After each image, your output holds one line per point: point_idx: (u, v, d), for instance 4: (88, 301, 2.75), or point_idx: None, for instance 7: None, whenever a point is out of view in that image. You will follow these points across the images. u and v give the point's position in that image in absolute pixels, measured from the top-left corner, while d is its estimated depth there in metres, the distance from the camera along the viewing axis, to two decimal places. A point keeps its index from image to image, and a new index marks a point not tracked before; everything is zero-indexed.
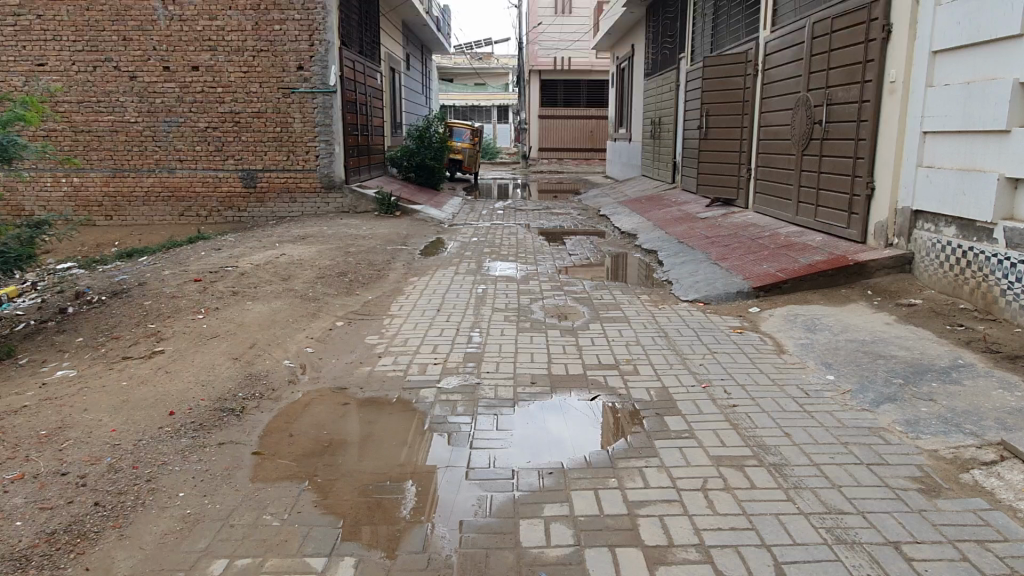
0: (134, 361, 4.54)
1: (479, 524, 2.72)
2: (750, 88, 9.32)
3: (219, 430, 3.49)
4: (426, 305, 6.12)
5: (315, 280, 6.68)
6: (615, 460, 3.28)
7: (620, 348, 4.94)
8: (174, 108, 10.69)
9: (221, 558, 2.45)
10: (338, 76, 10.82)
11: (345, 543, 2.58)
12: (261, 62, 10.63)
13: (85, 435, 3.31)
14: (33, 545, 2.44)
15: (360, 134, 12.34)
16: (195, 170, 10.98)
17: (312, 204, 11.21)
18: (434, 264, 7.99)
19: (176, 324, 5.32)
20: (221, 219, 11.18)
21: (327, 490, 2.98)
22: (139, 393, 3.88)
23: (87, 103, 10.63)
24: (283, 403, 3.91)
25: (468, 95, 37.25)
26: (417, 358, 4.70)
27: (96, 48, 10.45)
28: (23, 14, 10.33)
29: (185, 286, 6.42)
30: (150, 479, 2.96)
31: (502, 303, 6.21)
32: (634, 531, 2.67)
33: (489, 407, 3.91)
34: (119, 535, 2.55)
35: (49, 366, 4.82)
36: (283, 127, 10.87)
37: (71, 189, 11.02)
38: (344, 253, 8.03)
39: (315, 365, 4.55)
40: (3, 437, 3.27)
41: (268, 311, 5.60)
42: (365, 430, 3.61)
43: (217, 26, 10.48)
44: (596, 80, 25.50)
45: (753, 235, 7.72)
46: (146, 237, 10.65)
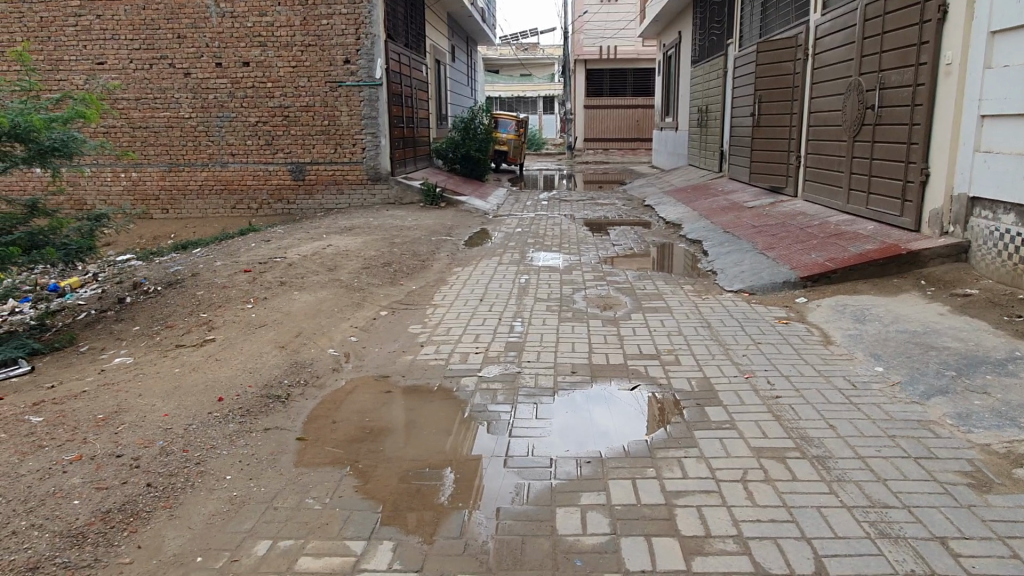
0: (187, 349, 4.70)
1: (516, 512, 2.75)
2: (799, 73, 9.10)
3: (266, 415, 3.59)
4: (469, 295, 6.16)
5: (360, 270, 6.79)
6: (654, 449, 3.26)
7: (662, 338, 4.90)
8: (226, 103, 10.95)
9: (265, 539, 2.53)
10: (384, 69, 10.93)
11: (385, 527, 2.63)
12: (309, 56, 10.81)
13: (139, 419, 3.44)
14: (89, 523, 2.55)
15: (406, 126, 12.46)
16: (246, 164, 11.24)
17: (359, 196, 11.38)
18: (477, 255, 8.04)
19: (226, 313, 5.48)
20: (271, 212, 11.43)
21: (368, 476, 3.04)
22: (190, 379, 4.01)
23: (144, 100, 10.97)
24: (327, 390, 4.00)
25: (514, 86, 37.21)
26: (459, 347, 4.74)
27: (152, 46, 10.76)
28: (83, 15, 10.67)
29: (235, 276, 6.60)
30: (199, 462, 3.06)
31: (544, 293, 6.22)
32: (671, 521, 2.65)
33: (530, 396, 3.93)
34: (169, 515, 2.66)
35: (108, 353, 5.02)
36: (330, 121, 11.05)
37: (129, 184, 11.40)
38: (389, 244, 8.13)
39: (359, 354, 4.64)
40: (64, 420, 3.43)
41: (314, 300, 5.72)
42: (407, 417, 3.66)
43: (266, 22, 10.69)
44: (642, 69, 25.22)
45: (802, 224, 7.55)
46: (200, 230, 10.97)
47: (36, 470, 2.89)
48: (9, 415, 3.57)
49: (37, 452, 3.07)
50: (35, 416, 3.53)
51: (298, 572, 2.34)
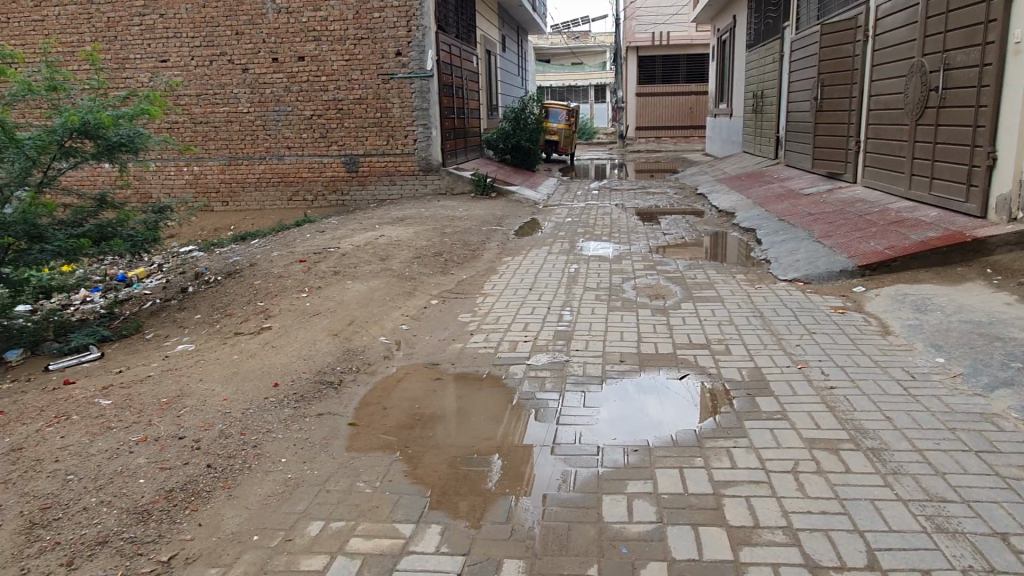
0: (245, 337, 4.86)
1: (563, 498, 2.77)
2: (859, 55, 8.82)
3: (319, 401, 3.70)
4: (519, 284, 6.19)
5: (412, 260, 6.88)
6: (703, 439, 3.24)
7: (712, 328, 4.84)
8: (282, 97, 11.21)
9: (318, 520, 2.61)
10: (435, 60, 11.01)
11: (433, 511, 2.68)
12: (362, 49, 10.95)
13: (200, 403, 3.58)
14: (153, 501, 2.67)
15: (457, 117, 12.54)
16: (302, 157, 11.48)
17: (411, 186, 11.51)
18: (528, 245, 8.06)
19: (282, 302, 5.63)
20: (326, 203, 11.65)
21: (417, 461, 3.10)
22: (247, 365, 4.15)
23: (205, 96, 11.30)
24: (378, 377, 4.09)
25: (565, 75, 36.99)
26: (508, 335, 4.78)
27: (212, 43, 11.07)
28: (148, 15, 11.03)
29: (291, 266, 6.77)
30: (255, 445, 3.17)
31: (594, 282, 6.20)
32: (718, 510, 2.63)
33: (578, 384, 3.94)
34: (228, 495, 2.76)
35: (171, 340, 5.22)
36: (383, 113, 11.19)
37: (191, 177, 11.78)
38: (440, 234, 8.21)
39: (410, 342, 4.71)
40: (130, 403, 3.59)
41: (366, 289, 5.83)
42: (457, 404, 3.72)
43: (320, 17, 10.88)
44: (696, 55, 24.78)
45: (860, 211, 7.34)
46: (259, 222, 11.27)
47: (105, 450, 3.04)
48: (80, 398, 3.76)
49: (106, 433, 3.23)
50: (104, 399, 3.71)
51: (350, 552, 2.41)
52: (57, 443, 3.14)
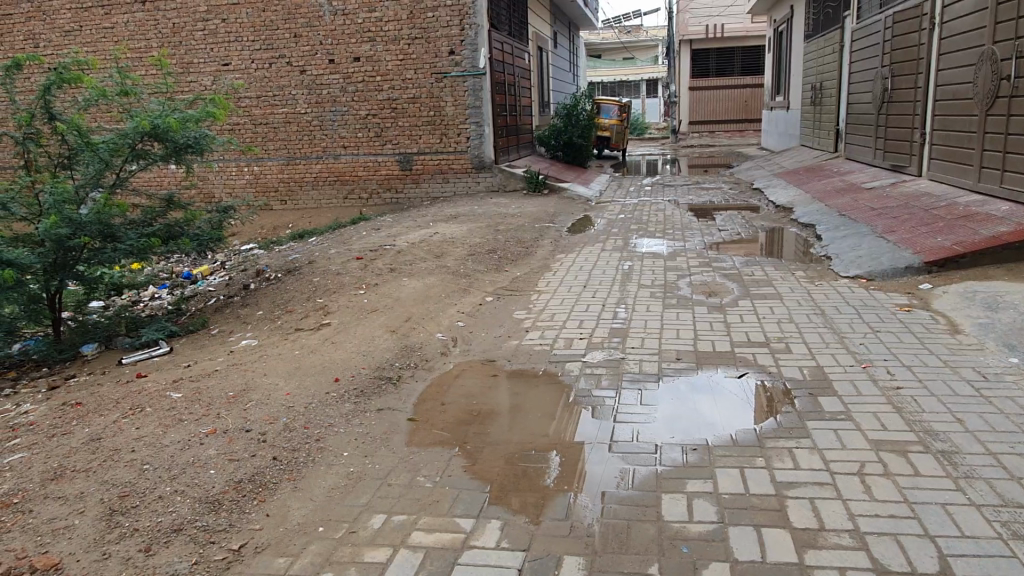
0: (305, 333, 4.98)
1: (622, 496, 2.76)
2: (925, 44, 8.52)
3: (378, 396, 3.77)
4: (573, 281, 6.18)
5: (466, 257, 6.93)
6: (764, 439, 3.19)
7: (771, 325, 4.75)
8: (339, 98, 11.42)
9: (380, 514, 2.66)
10: (487, 58, 11.06)
11: (493, 507, 2.71)
12: (416, 49, 11.07)
13: (265, 397, 3.69)
14: (223, 491, 2.77)
15: (509, 114, 12.58)
16: (357, 156, 11.68)
17: (464, 184, 11.60)
18: (581, 242, 8.03)
19: (341, 298, 5.75)
20: (381, 201, 11.83)
21: (476, 457, 3.14)
22: (309, 360, 4.25)
23: (265, 98, 11.59)
24: (435, 373, 4.15)
25: (616, 70, 36.63)
26: (563, 332, 4.78)
27: (271, 46, 11.34)
28: (210, 19, 11.34)
29: (349, 263, 6.90)
30: (318, 438, 3.25)
31: (649, 279, 6.14)
32: (782, 511, 2.59)
33: (634, 382, 3.92)
34: (293, 487, 2.84)
35: (235, 336, 5.39)
36: (436, 111, 11.31)
37: (252, 177, 12.10)
38: (493, 232, 8.25)
39: (465, 339, 4.75)
40: (199, 396, 3.72)
41: (422, 286, 5.90)
42: (513, 401, 3.75)
43: (376, 18, 11.03)
44: (751, 47, 24.29)
45: (926, 206, 7.10)
46: (316, 220, 11.52)
47: (177, 441, 3.16)
48: (153, 391, 3.92)
49: (177, 425, 3.36)
50: (175, 392, 3.85)
51: (412, 545, 2.45)
52: (133, 434, 3.28)
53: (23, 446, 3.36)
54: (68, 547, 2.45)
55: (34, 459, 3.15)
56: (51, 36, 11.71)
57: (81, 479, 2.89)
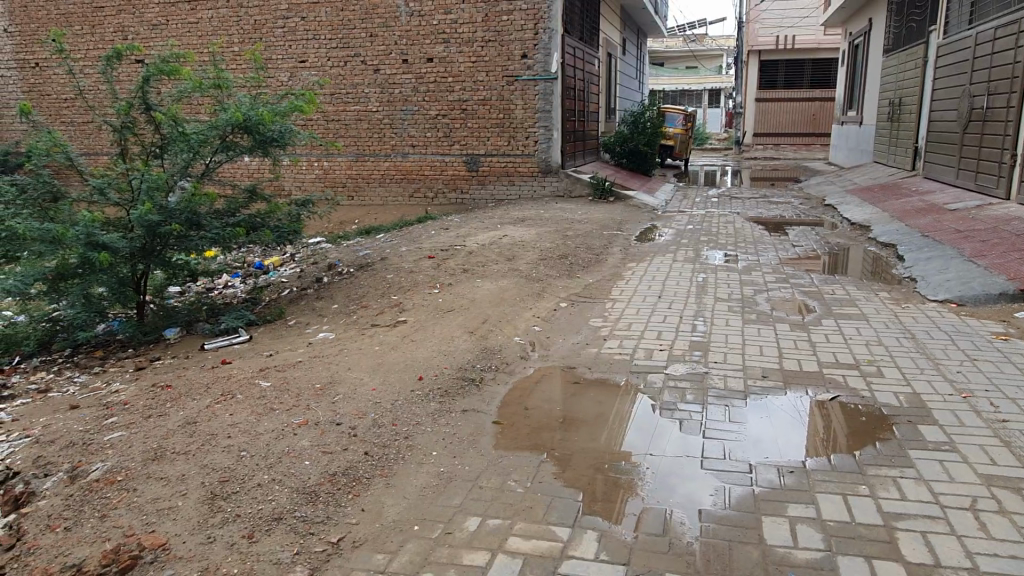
0: (383, 329, 5.02)
1: (720, 515, 2.68)
2: (1020, 62, 8.18)
3: (462, 397, 3.77)
4: (647, 290, 6.11)
5: (537, 261, 6.91)
6: (865, 466, 3.06)
7: (860, 347, 4.59)
8: (410, 97, 11.54)
9: (474, 516, 2.64)
10: (559, 62, 11.04)
11: (587, 516, 2.67)
12: (489, 51, 11.11)
13: (351, 391, 3.72)
14: (320, 483, 2.79)
15: (577, 120, 12.54)
16: (425, 155, 11.76)
17: (530, 187, 11.59)
18: (651, 251, 7.94)
19: (415, 297, 5.78)
20: (446, 200, 11.89)
21: (565, 464, 3.10)
22: (390, 357, 4.28)
23: (338, 95, 11.79)
24: (516, 377, 4.13)
25: (680, 78, 36.20)
26: (642, 343, 4.71)
27: (348, 45, 11.53)
28: (291, 18, 11.59)
29: (421, 262, 6.95)
30: (407, 436, 3.25)
31: (725, 293, 6.02)
32: (893, 544, 2.48)
33: (720, 398, 3.82)
34: (387, 483, 2.85)
35: (312, 328, 5.47)
36: (505, 114, 11.33)
37: (321, 172, 12.32)
38: (563, 237, 8.20)
39: (544, 344, 4.74)
40: (288, 386, 3.79)
41: (496, 288, 5.90)
42: (596, 410, 3.69)
43: (451, 20, 11.13)
44: (822, 60, 23.71)
45: (1019, 230, 6.80)
46: (382, 218, 11.66)
47: (271, 430, 3.21)
48: (241, 378, 4.00)
49: (269, 413, 3.41)
50: (263, 380, 3.93)
51: (510, 551, 2.43)
52: (228, 420, 3.35)
53: (121, 425, 3.46)
54: (174, 528, 2.50)
55: (134, 439, 3.25)
56: (138, 30, 12.10)
57: (181, 462, 2.95)
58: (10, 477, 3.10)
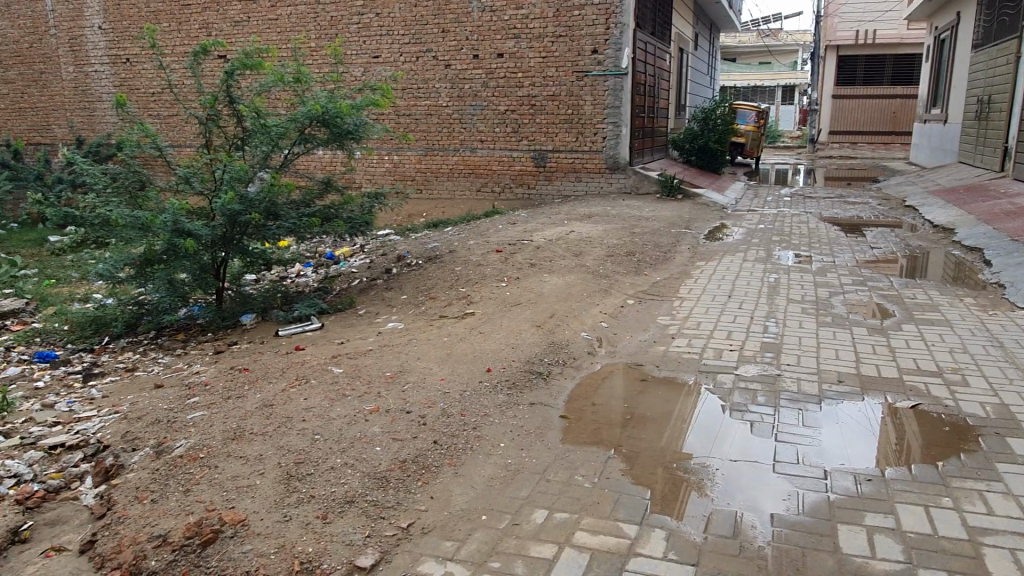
0: (451, 320, 5.09)
1: (793, 521, 2.62)
2: None
3: (530, 390, 3.78)
4: (716, 289, 6.00)
5: (604, 257, 6.87)
6: (947, 478, 2.94)
7: (943, 354, 4.41)
8: (480, 93, 11.61)
9: (541, 509, 2.65)
10: (630, 58, 10.91)
11: (656, 514, 2.64)
12: (560, 46, 11.08)
13: (421, 380, 3.78)
14: (390, 469, 2.85)
15: (646, 116, 12.40)
16: (493, 150, 11.81)
17: (597, 184, 11.51)
18: (720, 250, 7.79)
19: (483, 290, 5.83)
20: (513, 196, 11.91)
21: (633, 461, 3.08)
22: (459, 348, 4.33)
23: (410, 90, 11.98)
24: (583, 372, 4.12)
25: (752, 74, 35.31)
26: (712, 342, 4.63)
27: (420, 40, 11.69)
28: (366, 14, 11.83)
29: (489, 255, 7.00)
30: (475, 427, 3.29)
31: (798, 294, 5.86)
32: (979, 560, 2.37)
33: (793, 402, 3.73)
34: (455, 472, 2.89)
35: (382, 317, 5.58)
36: (575, 110, 11.27)
37: (391, 166, 12.53)
38: (630, 233, 8.13)
39: (611, 340, 4.71)
40: (360, 373, 3.88)
41: (563, 284, 5.90)
42: (663, 408, 3.65)
43: (522, 15, 11.15)
44: (905, 55, 22.75)
45: None
46: (450, 212, 11.80)
47: (344, 415, 3.30)
48: (315, 364, 4.12)
49: (342, 399, 3.50)
50: (336, 367, 4.04)
51: (578, 545, 2.43)
52: (303, 403, 3.46)
53: (203, 405, 3.62)
54: (252, 505, 2.60)
55: (214, 418, 3.39)
56: (222, 26, 12.54)
57: (259, 442, 3.07)
58: (101, 450, 3.33)
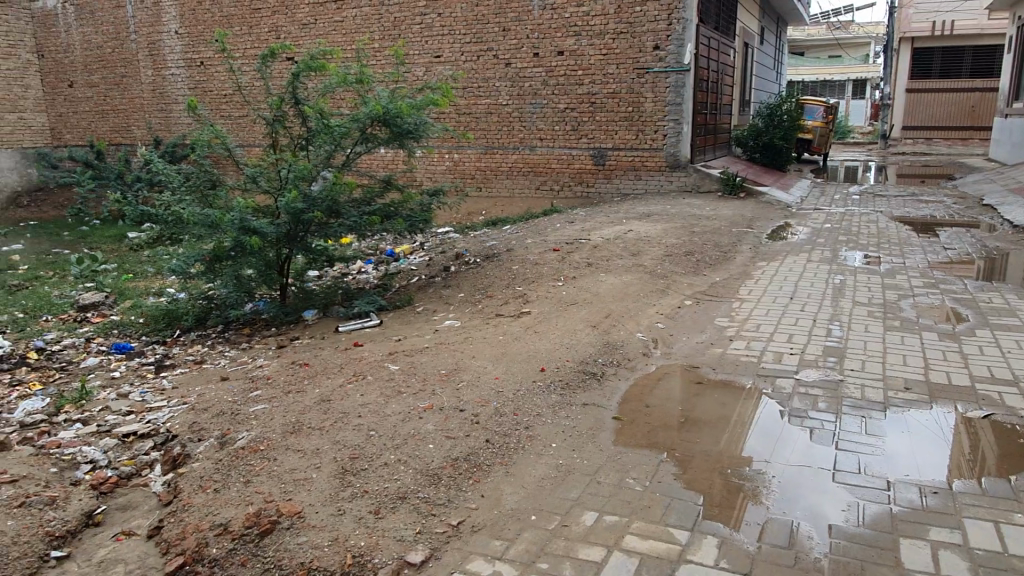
0: (507, 319, 5.12)
1: (852, 533, 2.53)
2: None
3: (583, 391, 3.77)
4: (778, 291, 5.85)
5: (662, 257, 6.78)
6: (1020, 494, 2.80)
7: (1020, 362, 4.19)
8: (540, 91, 11.61)
9: (591, 511, 2.64)
10: (693, 54, 10.71)
11: (708, 521, 2.60)
12: (621, 43, 10.97)
13: (475, 378, 3.81)
14: (443, 466, 2.88)
15: (709, 113, 12.18)
16: (553, 148, 11.80)
17: (657, 182, 11.37)
18: (783, 250, 7.59)
19: (540, 289, 5.84)
20: (571, 194, 11.87)
21: (686, 465, 3.03)
22: (514, 347, 4.34)
23: (471, 89, 12.06)
24: (638, 373, 4.09)
25: (821, 68, 34.22)
26: (772, 345, 4.53)
27: (481, 39, 11.76)
28: (428, 14, 11.97)
29: (546, 254, 6.99)
30: (527, 427, 3.30)
31: (865, 297, 5.67)
32: None
33: (856, 408, 3.60)
34: (506, 471, 2.91)
35: (439, 315, 5.65)
36: (635, 107, 11.15)
37: (451, 164, 12.64)
38: (690, 233, 8.00)
39: (667, 341, 4.65)
40: (415, 370, 3.94)
41: (620, 283, 5.85)
42: (719, 412, 3.59)
43: (583, 12, 11.09)
44: (985, 46, 21.68)
45: None
46: (508, 209, 11.83)
47: (399, 412, 3.35)
48: (372, 361, 4.20)
49: (397, 396, 3.56)
50: (392, 364, 4.11)
51: (627, 549, 2.41)
52: (359, 400, 3.53)
53: (265, 398, 3.73)
54: (308, 498, 2.67)
55: (275, 411, 3.50)
56: (290, 29, 12.87)
57: (316, 436, 3.15)
58: (170, 439, 3.48)
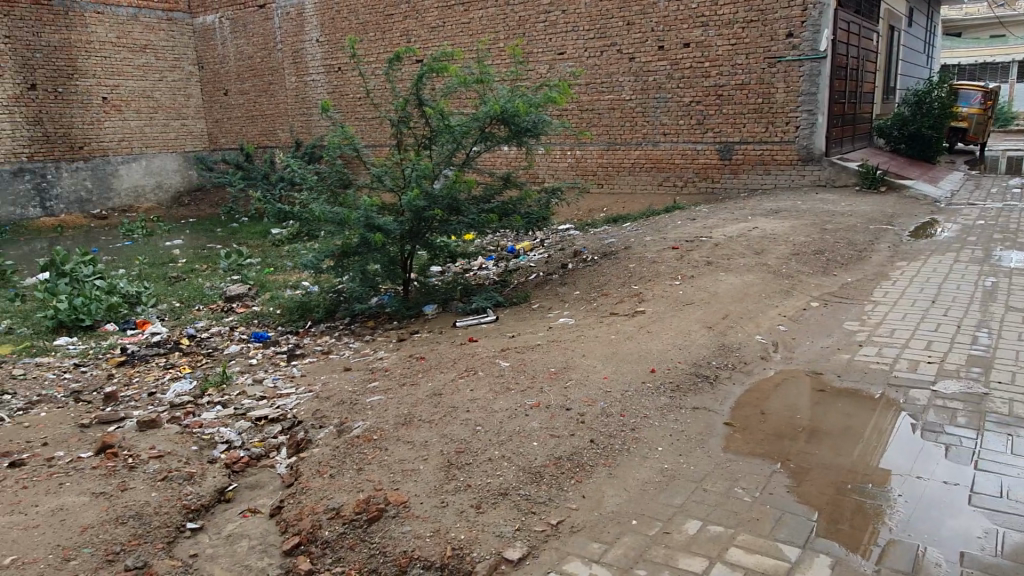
0: (620, 318, 5.05)
1: (987, 562, 2.31)
2: None
3: (694, 394, 3.66)
4: (918, 294, 5.41)
5: (789, 256, 6.44)
6: None
7: None
8: (664, 85, 11.37)
9: (695, 519, 2.56)
10: (830, 40, 10.12)
11: (822, 539, 2.45)
12: (750, 32, 10.52)
13: (584, 377, 3.79)
14: (546, 464, 2.89)
15: (847, 102, 11.44)
16: (677, 143, 11.50)
17: (787, 177, 10.80)
18: (927, 249, 7.00)
19: (655, 288, 5.73)
20: (696, 190, 11.52)
21: (802, 478, 2.87)
22: (625, 347, 4.27)
23: (594, 85, 12.00)
24: (755, 377, 3.93)
25: (981, 50, 31.29)
26: (907, 352, 4.20)
27: (605, 35, 11.66)
28: (552, 11, 12.00)
29: (664, 252, 6.84)
30: (634, 428, 3.24)
31: (1020, 301, 5.14)
32: None
33: (1003, 426, 3.27)
34: (609, 473, 2.88)
35: (553, 312, 5.68)
36: (765, 99, 10.63)
37: (574, 161, 12.60)
38: (821, 231, 7.55)
39: (789, 345, 4.44)
40: (525, 367, 3.97)
41: (742, 283, 5.61)
42: (843, 423, 3.37)
43: (711, 2, 10.73)
44: None
45: None
46: (630, 206, 11.63)
47: (506, 408, 3.39)
48: (484, 357, 4.27)
49: (506, 393, 3.60)
50: (503, 360, 4.15)
51: (730, 563, 2.32)
52: (469, 395, 3.60)
53: (381, 390, 3.89)
54: (414, 489, 2.76)
55: (389, 403, 3.64)
56: (420, 33, 13.32)
57: (425, 429, 3.24)
58: (295, 424, 3.71)
